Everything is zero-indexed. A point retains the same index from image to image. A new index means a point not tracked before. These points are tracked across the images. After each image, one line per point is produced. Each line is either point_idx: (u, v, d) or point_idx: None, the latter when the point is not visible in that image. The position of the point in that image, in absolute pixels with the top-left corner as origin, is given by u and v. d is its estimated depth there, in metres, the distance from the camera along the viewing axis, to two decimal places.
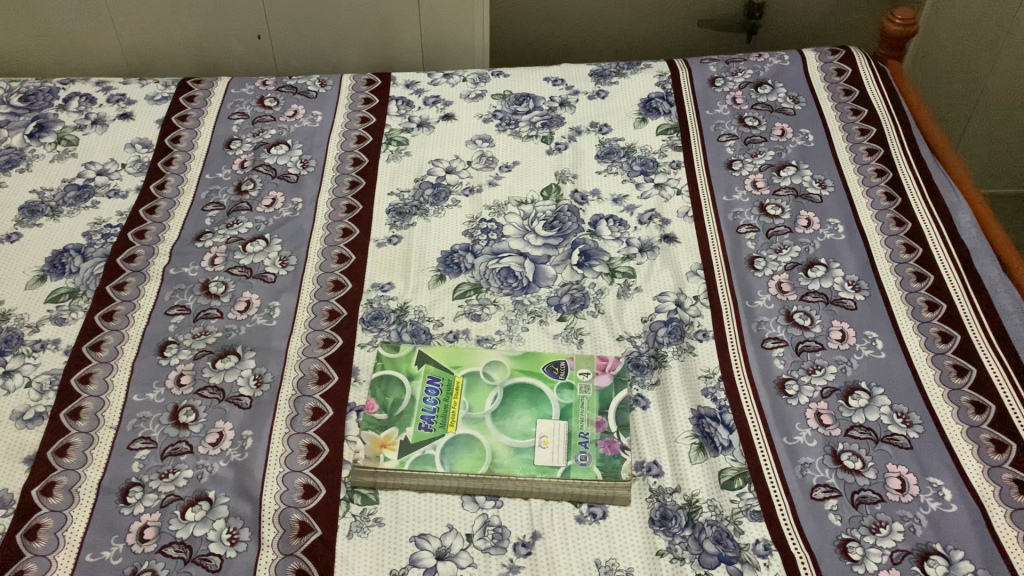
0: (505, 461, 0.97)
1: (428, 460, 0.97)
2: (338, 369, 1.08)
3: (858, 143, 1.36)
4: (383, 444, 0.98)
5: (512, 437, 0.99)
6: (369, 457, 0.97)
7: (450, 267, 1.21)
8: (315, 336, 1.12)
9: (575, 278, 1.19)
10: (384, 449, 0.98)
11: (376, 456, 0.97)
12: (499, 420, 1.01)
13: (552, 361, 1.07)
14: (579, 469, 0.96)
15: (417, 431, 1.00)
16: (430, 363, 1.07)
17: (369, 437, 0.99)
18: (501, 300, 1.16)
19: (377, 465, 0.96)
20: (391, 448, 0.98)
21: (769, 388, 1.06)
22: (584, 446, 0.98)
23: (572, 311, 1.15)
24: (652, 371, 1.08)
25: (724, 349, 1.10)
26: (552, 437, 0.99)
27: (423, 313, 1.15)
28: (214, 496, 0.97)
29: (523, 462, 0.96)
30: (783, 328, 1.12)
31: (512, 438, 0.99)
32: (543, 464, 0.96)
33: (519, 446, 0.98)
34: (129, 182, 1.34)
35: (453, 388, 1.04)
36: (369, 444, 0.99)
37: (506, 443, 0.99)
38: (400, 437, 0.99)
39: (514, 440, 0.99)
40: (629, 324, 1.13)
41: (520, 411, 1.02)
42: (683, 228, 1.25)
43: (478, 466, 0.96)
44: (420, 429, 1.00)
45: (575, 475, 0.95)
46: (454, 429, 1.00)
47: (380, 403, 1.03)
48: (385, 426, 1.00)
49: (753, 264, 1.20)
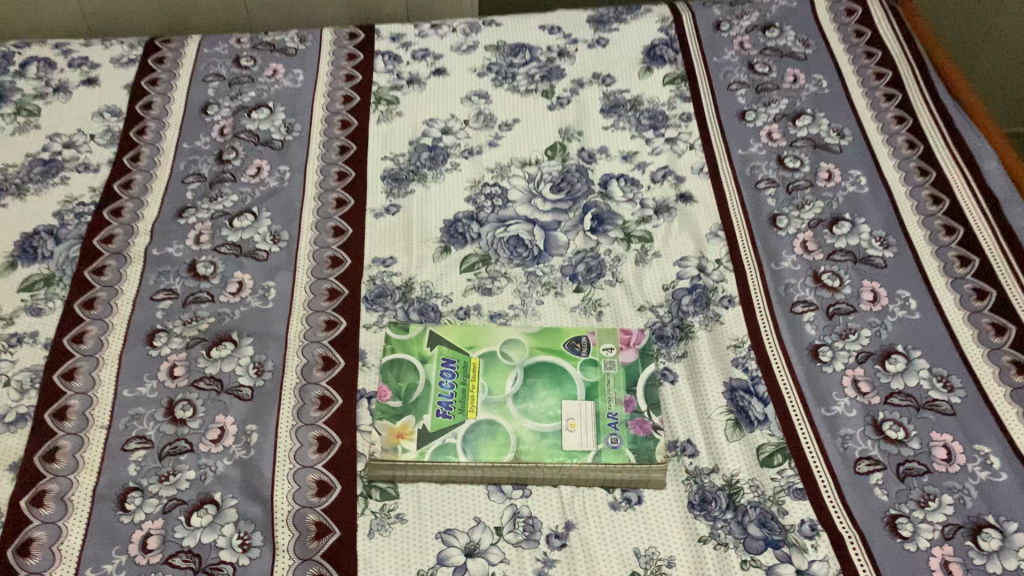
0: (532, 448, 0.91)
1: (451, 451, 0.90)
2: (343, 353, 1.01)
3: (874, 89, 1.29)
4: (399, 436, 0.92)
5: (536, 421, 0.93)
6: (385, 449, 0.91)
7: (455, 237, 1.13)
8: (316, 318, 1.05)
9: (590, 244, 1.11)
10: (402, 440, 0.92)
11: (394, 448, 0.91)
12: (521, 403, 0.94)
13: (572, 337, 1.00)
14: (611, 452, 0.90)
15: (435, 418, 0.93)
16: (443, 345, 1.00)
17: (383, 428, 0.93)
18: (512, 271, 1.09)
19: (395, 457, 0.90)
20: (409, 438, 0.92)
21: (802, 355, 1.00)
22: (614, 428, 0.92)
23: (589, 281, 1.08)
24: (678, 343, 1.01)
25: (752, 315, 1.04)
26: (579, 421, 0.93)
27: (430, 289, 1.07)
28: (221, 499, 0.90)
29: (550, 449, 0.91)
30: (812, 290, 1.06)
31: (537, 423, 0.93)
32: (573, 449, 0.90)
33: (544, 431, 0.92)
34: (99, 154, 1.24)
35: (470, 370, 0.97)
36: (384, 435, 0.92)
37: (530, 427, 0.92)
38: (417, 426, 0.93)
39: (539, 424, 0.93)
40: (650, 292, 1.06)
41: (543, 393, 0.95)
42: (699, 185, 1.18)
43: (503, 455, 0.90)
44: (438, 416, 0.93)
45: (608, 460, 0.90)
46: (475, 414, 0.93)
47: (393, 390, 0.96)
48: (400, 414, 0.94)
49: (775, 221, 1.13)
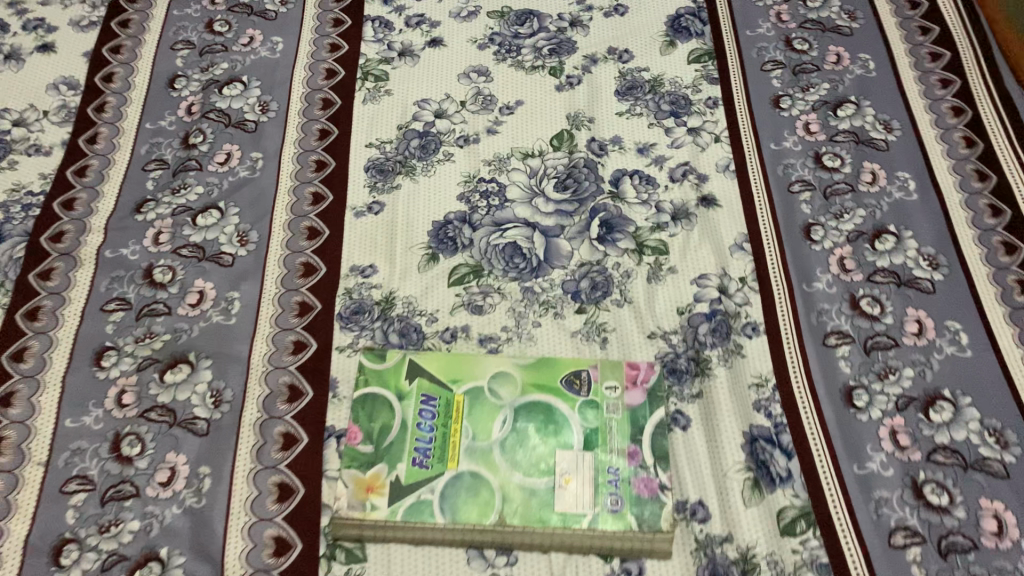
0: (519, 509, 0.80)
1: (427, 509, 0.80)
2: (312, 382, 0.90)
3: (929, 73, 1.13)
4: (369, 490, 0.82)
5: (525, 474, 0.82)
6: (351, 507, 0.81)
7: (444, 243, 1.00)
8: (284, 338, 0.93)
9: (596, 255, 0.98)
10: (372, 494, 0.81)
11: (362, 504, 0.81)
12: (510, 452, 0.83)
13: (571, 371, 0.88)
14: (610, 516, 0.79)
15: (410, 469, 0.82)
16: (423, 378, 0.88)
17: (351, 479, 0.82)
18: (506, 286, 0.96)
19: (363, 516, 0.80)
20: (380, 493, 0.81)
21: (834, 399, 0.88)
22: (614, 487, 0.81)
23: (593, 300, 0.94)
24: (692, 380, 0.89)
25: (778, 349, 0.91)
26: (575, 476, 0.82)
27: (413, 305, 0.95)
28: (167, 556, 0.80)
29: (539, 511, 0.80)
30: (847, 319, 0.93)
31: (525, 477, 0.81)
32: (566, 511, 0.80)
33: (533, 488, 0.81)
34: (52, 135, 1.11)
35: (453, 411, 0.85)
36: (351, 487, 0.82)
37: (518, 482, 0.81)
38: (390, 478, 0.82)
39: (528, 478, 0.81)
40: (663, 316, 0.93)
41: (535, 441, 0.83)
42: (724, 186, 1.04)
43: (486, 517, 0.80)
44: (414, 465, 0.82)
45: (605, 525, 0.79)
46: (456, 465, 0.82)
47: (365, 432, 0.85)
48: (372, 462, 0.83)
49: (809, 233, 1.00)
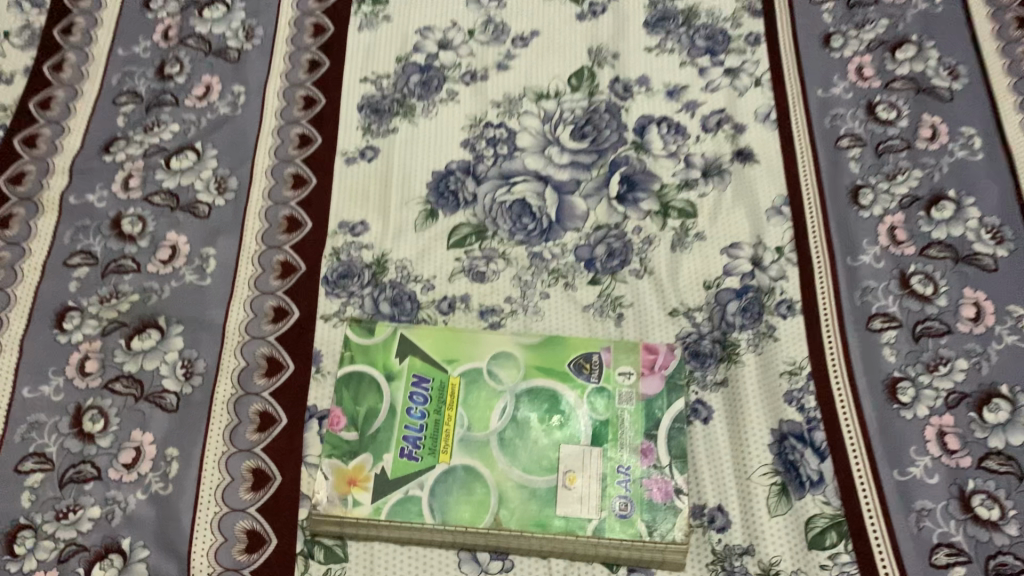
0: (516, 511, 0.71)
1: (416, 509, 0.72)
2: (293, 355, 0.81)
3: (1003, 10, 0.99)
4: (351, 483, 0.73)
5: (525, 470, 0.73)
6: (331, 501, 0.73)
7: (444, 197, 0.89)
8: (263, 303, 0.84)
9: (614, 218, 0.87)
10: (354, 488, 0.73)
11: (342, 499, 0.73)
12: (509, 446, 0.74)
13: (581, 354, 0.78)
14: (617, 523, 0.71)
15: (398, 461, 0.74)
16: (416, 356, 0.79)
17: (331, 470, 0.74)
18: (512, 250, 0.86)
19: (343, 513, 0.72)
20: (363, 487, 0.73)
21: (876, 393, 0.78)
22: (625, 489, 0.72)
23: (609, 269, 0.84)
24: (717, 366, 0.79)
25: (815, 332, 0.81)
26: (581, 475, 0.73)
27: (408, 270, 0.85)
28: (129, 547, 0.73)
29: (539, 514, 0.71)
30: (895, 300, 0.83)
31: (525, 473, 0.73)
32: (570, 516, 0.71)
33: (533, 487, 0.72)
34: (14, 60, 0.99)
35: (448, 395, 0.76)
36: (332, 479, 0.74)
37: (517, 480, 0.73)
38: (374, 470, 0.74)
39: (529, 476, 0.73)
40: (686, 291, 0.83)
41: (538, 434, 0.75)
42: (762, 139, 0.92)
43: (479, 519, 0.71)
44: (402, 457, 0.74)
45: (613, 532, 0.71)
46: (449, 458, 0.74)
47: (348, 416, 0.77)
48: (355, 451, 0.75)
49: (856, 197, 0.88)
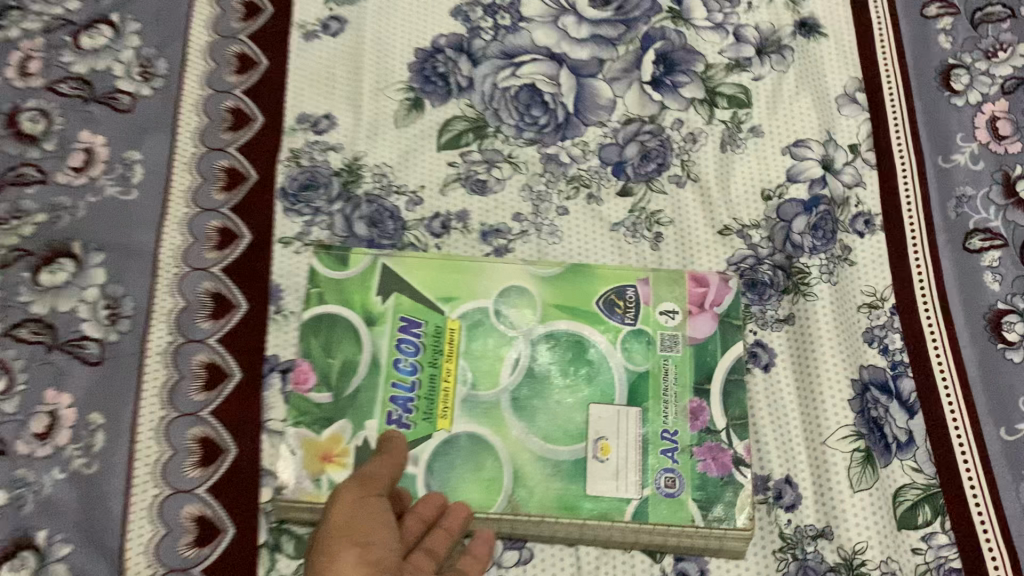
0: (536, 492, 0.57)
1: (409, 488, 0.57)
2: (246, 290, 0.64)
3: None
4: (325, 458, 0.59)
5: (546, 438, 0.58)
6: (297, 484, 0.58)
7: (432, 83, 0.71)
8: (205, 222, 0.66)
9: (649, 109, 0.69)
10: (329, 465, 0.58)
11: (315, 481, 0.58)
12: (525, 408, 0.59)
13: (612, 288, 0.62)
14: (664, 504, 0.57)
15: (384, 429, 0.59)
16: (404, 294, 0.62)
17: (298, 442, 0.59)
18: (521, 152, 0.68)
19: (316, 498, 0.58)
20: (339, 464, 0.58)
21: (976, 329, 0.63)
22: (671, 460, 0.58)
23: (642, 176, 0.67)
24: (780, 299, 0.64)
25: (900, 253, 0.65)
26: (616, 443, 0.58)
27: (389, 178, 0.67)
28: (45, 543, 0.57)
29: (564, 494, 0.57)
30: (999, 211, 0.66)
31: (545, 442, 0.58)
32: (603, 496, 0.57)
33: (557, 460, 0.58)
34: None
35: (444, 344, 0.61)
36: (301, 454, 0.59)
37: (535, 450, 0.58)
38: (354, 444, 0.59)
39: (551, 445, 0.58)
40: (740, 202, 0.66)
41: (559, 392, 0.60)
42: (830, 5, 0.74)
43: (491, 501, 0.57)
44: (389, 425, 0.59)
45: (658, 516, 0.56)
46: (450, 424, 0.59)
47: (318, 372, 0.61)
48: (330, 418, 0.60)
49: (947, 81, 0.71)
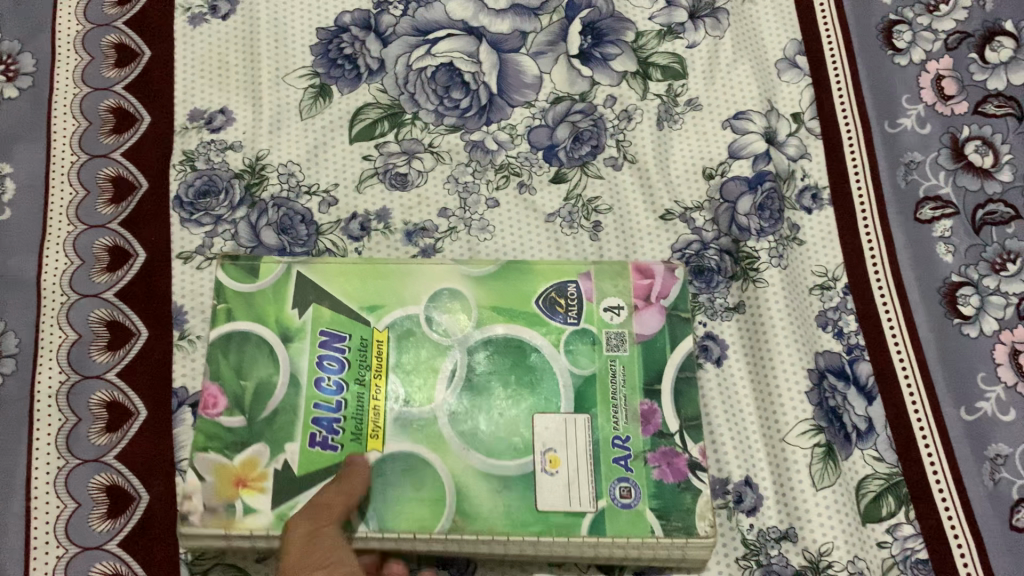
0: (483, 512, 0.52)
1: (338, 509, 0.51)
2: (144, 315, 0.57)
3: None
4: (240, 484, 0.51)
5: (489, 453, 0.53)
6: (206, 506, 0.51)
7: (338, 66, 0.64)
8: (91, 240, 0.59)
9: (578, 85, 0.64)
10: (244, 490, 0.51)
11: (229, 508, 0.51)
12: (465, 424, 0.54)
13: (553, 285, 0.57)
14: (620, 516, 0.52)
15: (306, 452, 0.53)
16: (323, 305, 0.56)
17: (209, 467, 0.52)
18: (442, 140, 0.62)
19: (229, 526, 0.51)
20: (255, 489, 0.51)
21: (931, 305, 0.60)
22: (625, 468, 0.53)
23: (576, 160, 0.62)
24: (729, 286, 0.60)
25: (849, 228, 0.62)
26: (566, 455, 0.53)
27: (297, 176, 0.61)
28: None
29: (514, 509, 0.52)
30: (947, 176, 0.63)
31: (489, 457, 0.53)
32: (554, 512, 0.51)
33: (503, 475, 0.52)
34: None
35: (372, 360, 0.55)
36: (210, 481, 0.51)
37: (478, 465, 0.53)
38: (273, 468, 0.52)
39: (495, 460, 0.53)
40: (681, 183, 0.62)
41: (500, 405, 0.54)
42: None
43: (434, 522, 0.51)
44: (313, 449, 0.53)
45: (615, 528, 0.51)
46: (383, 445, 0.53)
47: (231, 396, 0.54)
48: (244, 442, 0.53)
49: (889, 39, 0.67)
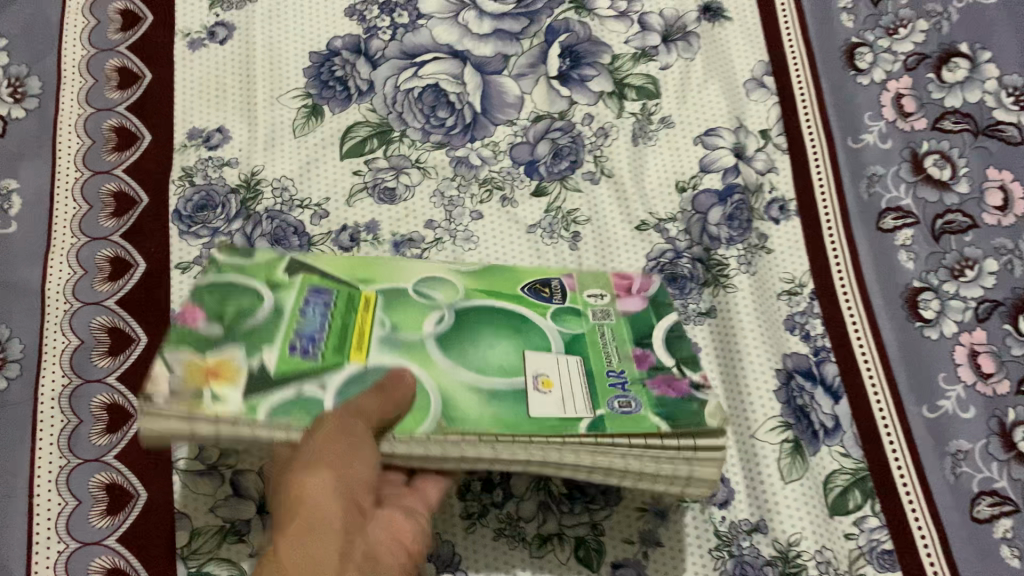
0: (472, 416, 0.49)
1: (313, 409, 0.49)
2: (144, 322, 0.60)
3: None
4: (211, 364, 0.50)
5: (479, 370, 0.52)
6: (174, 395, 0.48)
7: (330, 88, 0.68)
8: (94, 253, 0.62)
9: (557, 104, 0.68)
10: (214, 381, 0.49)
11: (197, 393, 0.48)
12: (453, 350, 0.53)
13: (537, 278, 0.58)
14: (620, 420, 0.49)
15: (285, 357, 0.51)
16: (315, 271, 0.56)
17: (180, 361, 0.50)
18: (429, 156, 0.66)
19: (194, 409, 0.48)
20: (227, 379, 0.49)
21: (894, 309, 0.63)
22: (621, 388, 0.51)
23: (556, 174, 0.66)
24: (702, 291, 0.63)
25: (814, 237, 0.65)
26: (558, 377, 0.52)
27: (291, 191, 0.64)
28: None
29: (503, 414, 0.50)
30: (908, 188, 0.66)
31: (478, 373, 0.52)
32: (548, 416, 0.49)
33: (491, 387, 0.51)
34: None
35: (359, 306, 0.54)
36: (182, 363, 0.50)
37: (467, 381, 0.51)
38: (247, 364, 0.50)
39: (483, 375, 0.51)
40: (655, 196, 0.66)
41: (489, 345, 0.53)
42: None
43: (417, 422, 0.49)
44: (292, 355, 0.51)
45: (616, 432, 0.49)
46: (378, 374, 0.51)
47: (213, 314, 0.53)
48: (222, 342, 0.51)
49: (851, 60, 0.71)
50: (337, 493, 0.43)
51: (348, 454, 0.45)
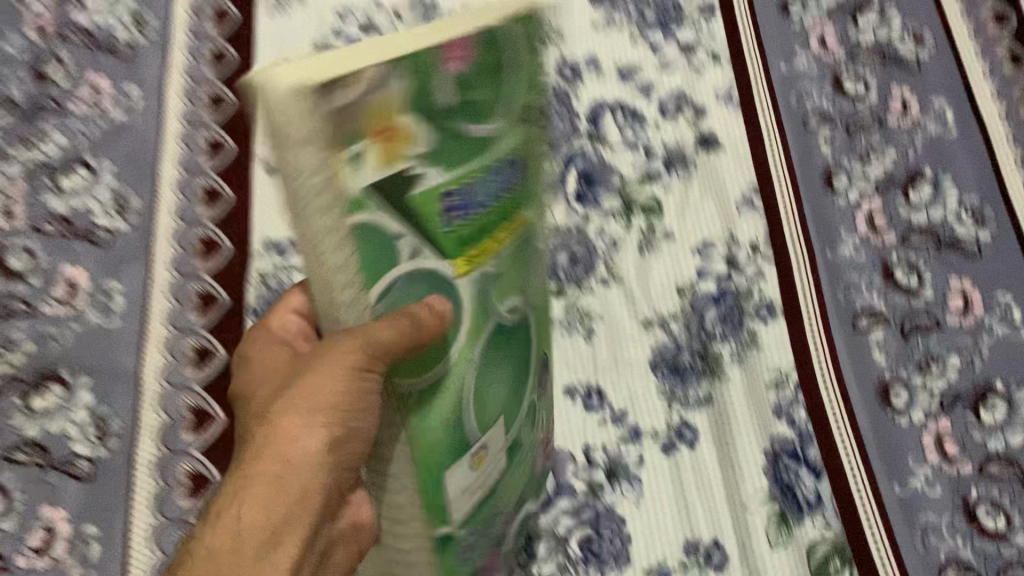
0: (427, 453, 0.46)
1: (423, 194, 0.41)
2: (223, 403, 0.71)
3: None
4: (442, 46, 0.39)
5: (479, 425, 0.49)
6: (353, 112, 0.37)
7: None
8: (183, 345, 0.73)
9: (575, 220, 0.79)
10: (377, 128, 0.39)
11: (353, 142, 0.38)
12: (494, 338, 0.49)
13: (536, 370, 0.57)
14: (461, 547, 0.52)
15: (436, 193, 0.42)
16: (534, 139, 0.47)
17: (379, 61, 0.37)
18: None
19: (333, 131, 0.37)
20: (399, 138, 0.39)
21: (868, 399, 0.72)
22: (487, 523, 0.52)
23: (575, 279, 0.77)
24: (700, 382, 0.73)
25: (799, 336, 0.75)
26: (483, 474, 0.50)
27: None
28: None
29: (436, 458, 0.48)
30: (880, 294, 0.77)
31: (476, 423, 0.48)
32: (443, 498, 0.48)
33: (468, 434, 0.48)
34: None
35: (509, 227, 0.47)
36: (376, 100, 0.38)
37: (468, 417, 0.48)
38: (416, 126, 0.39)
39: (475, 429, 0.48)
40: (659, 298, 0.77)
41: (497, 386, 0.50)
42: (725, 124, 0.86)
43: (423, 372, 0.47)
44: (440, 199, 0.42)
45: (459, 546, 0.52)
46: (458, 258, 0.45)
47: (478, 52, 0.41)
48: (425, 62, 0.39)
49: (829, 182, 0.82)
50: (325, 466, 0.48)
51: (355, 418, 0.47)
